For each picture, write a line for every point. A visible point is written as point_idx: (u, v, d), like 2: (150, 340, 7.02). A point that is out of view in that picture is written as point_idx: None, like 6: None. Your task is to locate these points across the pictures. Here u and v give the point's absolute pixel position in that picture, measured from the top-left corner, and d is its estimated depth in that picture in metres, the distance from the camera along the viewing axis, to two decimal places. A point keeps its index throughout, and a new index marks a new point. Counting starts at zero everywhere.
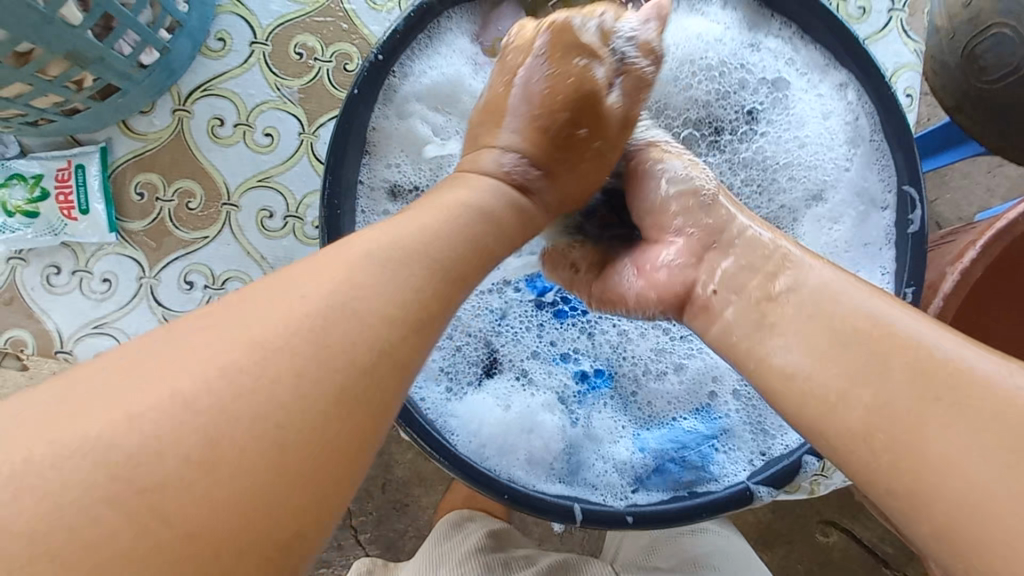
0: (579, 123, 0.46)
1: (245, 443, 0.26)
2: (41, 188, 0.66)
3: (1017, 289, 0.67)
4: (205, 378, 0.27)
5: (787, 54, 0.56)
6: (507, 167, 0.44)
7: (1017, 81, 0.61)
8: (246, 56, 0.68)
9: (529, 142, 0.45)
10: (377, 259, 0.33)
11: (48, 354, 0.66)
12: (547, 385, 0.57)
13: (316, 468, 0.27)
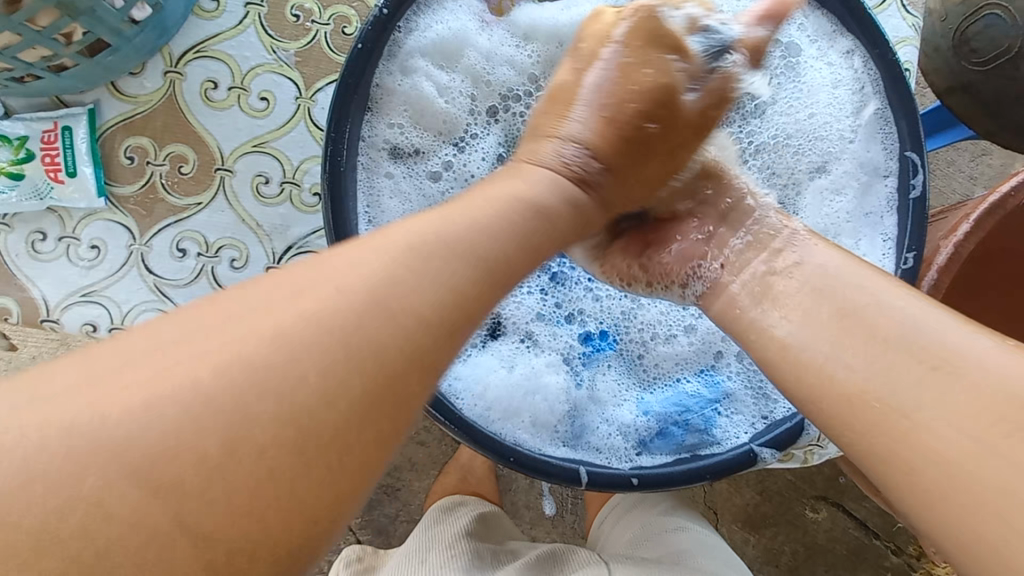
0: (650, 114, 0.45)
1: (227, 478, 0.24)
2: (26, 150, 0.63)
3: (1004, 266, 0.69)
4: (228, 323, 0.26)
5: (798, 19, 0.57)
6: (568, 156, 0.43)
7: (1008, 62, 0.64)
8: (240, 17, 0.66)
9: (598, 133, 0.44)
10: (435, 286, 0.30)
11: (34, 323, 0.64)
12: (553, 348, 0.57)
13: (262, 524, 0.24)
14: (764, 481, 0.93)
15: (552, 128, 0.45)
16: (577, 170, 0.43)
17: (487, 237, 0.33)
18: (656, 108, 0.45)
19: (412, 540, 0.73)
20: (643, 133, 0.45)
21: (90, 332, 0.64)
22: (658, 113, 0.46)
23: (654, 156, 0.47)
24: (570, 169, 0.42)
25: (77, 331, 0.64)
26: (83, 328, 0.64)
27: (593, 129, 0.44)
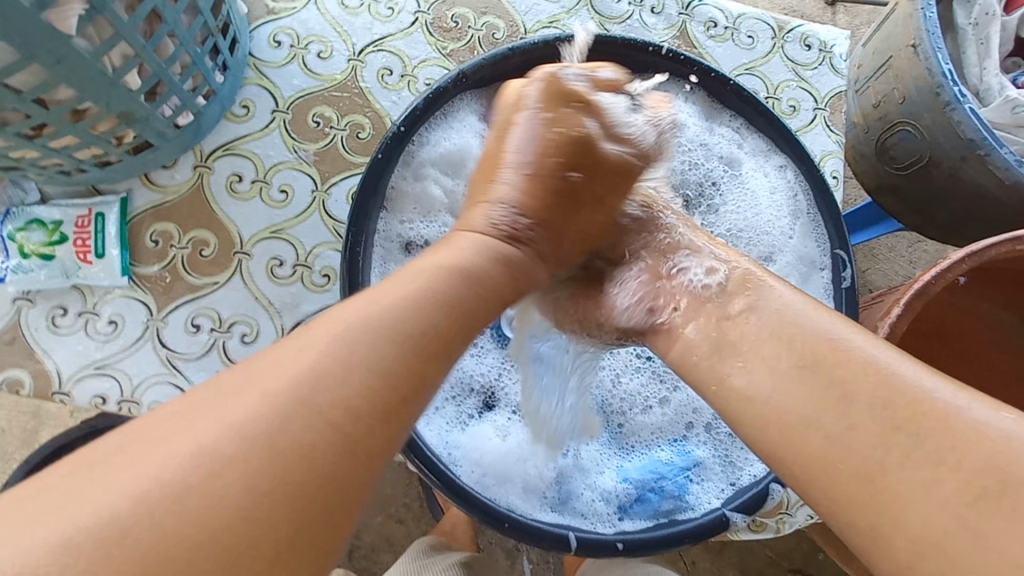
0: (570, 165, 0.49)
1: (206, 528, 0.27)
2: (59, 233, 0.69)
3: (999, 325, 0.70)
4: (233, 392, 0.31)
5: (737, 140, 0.69)
6: (498, 218, 0.47)
7: (920, 168, 0.78)
8: (267, 122, 0.75)
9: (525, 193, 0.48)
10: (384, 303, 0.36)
11: (44, 395, 0.67)
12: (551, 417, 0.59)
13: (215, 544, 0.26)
14: (744, 556, 0.96)
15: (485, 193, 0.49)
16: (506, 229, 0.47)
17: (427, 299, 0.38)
18: (575, 159, 0.49)
19: (398, 569, 0.72)
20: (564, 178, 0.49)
21: (99, 404, 0.67)
22: (578, 159, 0.49)
23: (585, 205, 0.51)
24: (500, 228, 0.46)
25: (87, 404, 0.67)
26: (93, 400, 0.67)
27: (522, 189, 0.48)
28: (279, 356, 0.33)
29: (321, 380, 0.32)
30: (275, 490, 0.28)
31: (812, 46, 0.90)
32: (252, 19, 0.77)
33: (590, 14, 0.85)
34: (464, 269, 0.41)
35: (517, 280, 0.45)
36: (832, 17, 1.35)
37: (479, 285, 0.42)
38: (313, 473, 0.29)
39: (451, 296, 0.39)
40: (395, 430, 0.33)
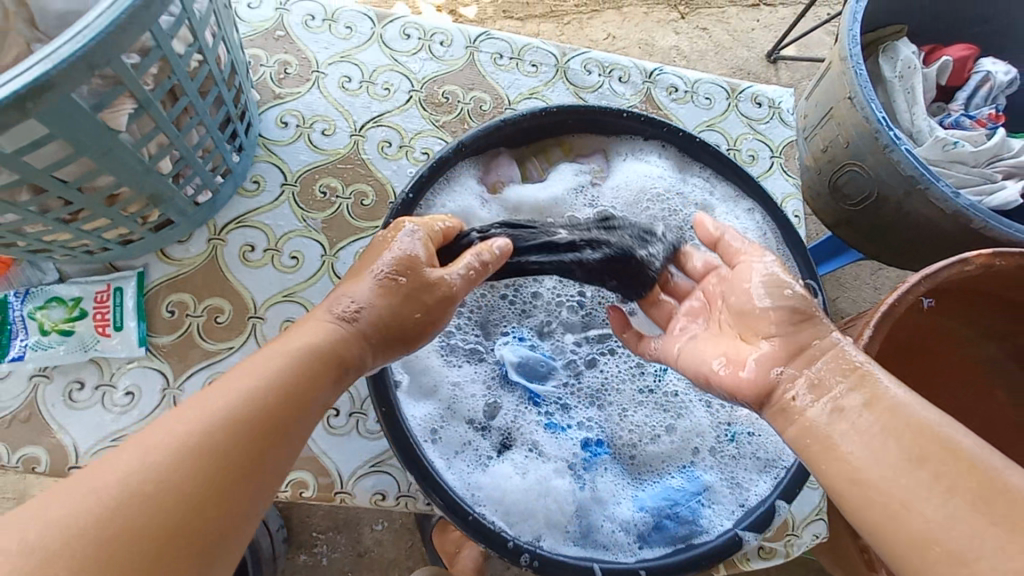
0: (397, 272, 0.52)
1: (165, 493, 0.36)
2: (79, 309, 0.72)
3: (958, 343, 0.77)
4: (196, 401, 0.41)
5: (708, 188, 0.77)
6: (343, 312, 0.51)
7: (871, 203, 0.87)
8: (277, 195, 0.81)
9: (365, 295, 0.52)
10: (307, 339, 0.48)
11: (61, 471, 0.68)
12: (535, 439, 0.65)
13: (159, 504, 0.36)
14: None
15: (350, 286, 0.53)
16: (349, 322, 0.51)
17: (333, 340, 0.49)
18: (400, 268, 0.53)
19: None
20: (393, 285, 0.52)
21: None
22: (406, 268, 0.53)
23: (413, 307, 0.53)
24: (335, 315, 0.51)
25: None
26: None
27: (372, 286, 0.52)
28: (231, 377, 0.44)
29: (225, 412, 0.41)
30: (201, 460, 0.38)
31: (762, 104, 1.02)
32: (261, 103, 0.84)
33: (565, 85, 0.95)
34: (320, 352, 0.48)
35: (346, 362, 0.49)
36: (775, 74, 1.51)
37: (319, 361, 0.47)
38: (204, 467, 0.38)
39: (316, 354, 0.47)
40: (264, 464, 0.41)
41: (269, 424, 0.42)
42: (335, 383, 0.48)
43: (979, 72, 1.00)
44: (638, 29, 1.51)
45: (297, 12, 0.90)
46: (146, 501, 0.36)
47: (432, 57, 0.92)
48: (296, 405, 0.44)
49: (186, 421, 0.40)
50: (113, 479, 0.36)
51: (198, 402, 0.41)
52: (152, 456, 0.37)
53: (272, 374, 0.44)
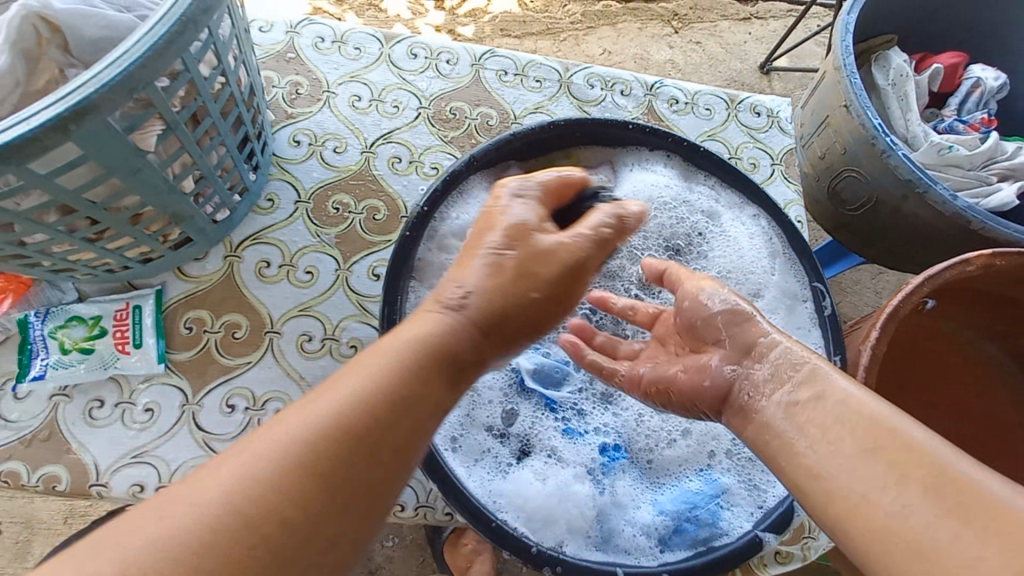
0: (507, 245, 0.51)
1: (265, 502, 0.34)
2: (99, 327, 0.73)
3: (961, 342, 0.78)
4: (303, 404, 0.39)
5: (714, 196, 0.79)
6: (450, 297, 0.49)
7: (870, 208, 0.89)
8: (291, 212, 0.82)
9: (475, 274, 0.50)
10: (416, 333, 0.45)
11: (82, 488, 0.68)
12: (561, 447, 0.66)
13: (264, 512, 0.34)
14: None
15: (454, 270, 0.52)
16: (457, 306, 0.49)
17: (445, 333, 0.46)
18: (511, 239, 0.52)
19: None
20: (501, 262, 0.51)
21: (137, 492, 0.69)
22: (513, 241, 0.52)
23: (530, 279, 0.51)
24: (440, 304, 0.49)
25: (125, 493, 0.69)
26: (131, 489, 0.69)
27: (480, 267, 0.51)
28: (336, 378, 0.41)
29: (330, 416, 0.38)
30: (305, 468, 0.36)
31: (761, 113, 1.04)
32: (274, 123, 0.86)
33: (569, 99, 0.97)
34: (422, 347, 0.45)
35: (455, 349, 0.46)
36: (768, 84, 1.55)
37: (419, 358, 0.44)
38: (310, 474, 0.36)
39: (420, 350, 0.44)
40: (370, 472, 0.38)
41: (376, 430, 0.39)
42: (444, 375, 0.45)
43: (969, 79, 1.03)
44: (633, 44, 1.55)
45: (307, 35, 0.93)
46: (244, 521, 0.33)
47: (439, 75, 0.95)
48: (401, 407, 0.41)
49: (294, 425, 0.37)
50: (215, 493, 0.33)
51: (305, 406, 0.39)
52: (256, 464, 0.35)
53: (378, 373, 0.41)
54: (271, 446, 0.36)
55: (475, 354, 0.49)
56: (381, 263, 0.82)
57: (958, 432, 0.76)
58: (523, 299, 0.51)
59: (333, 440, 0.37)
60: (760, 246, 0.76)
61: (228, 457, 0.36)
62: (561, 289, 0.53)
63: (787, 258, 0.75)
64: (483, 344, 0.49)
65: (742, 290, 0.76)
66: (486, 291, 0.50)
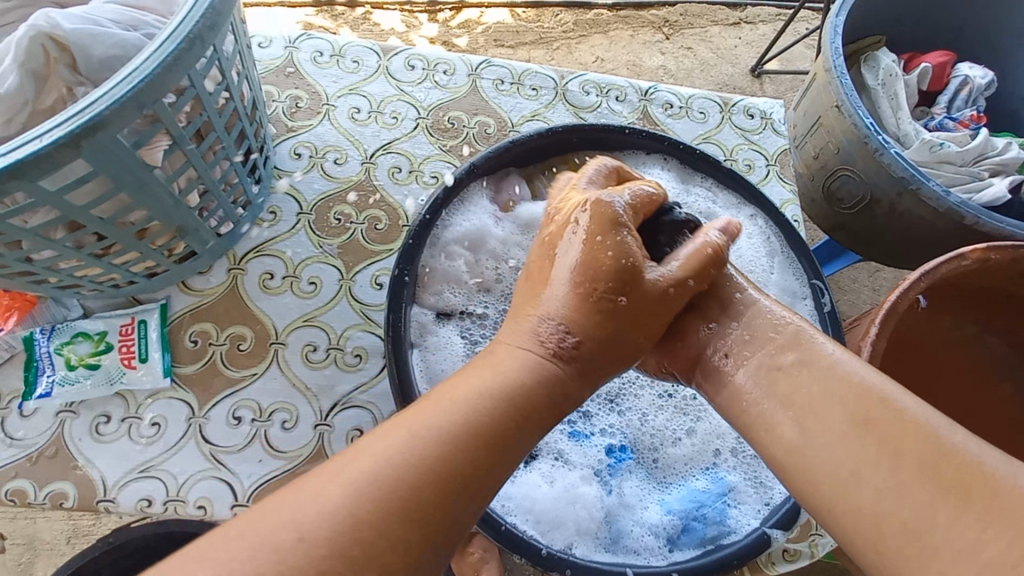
0: (620, 289, 0.49)
1: (365, 546, 0.34)
2: (104, 343, 0.73)
3: (961, 337, 0.79)
4: (407, 440, 0.39)
5: (712, 197, 0.80)
6: (547, 337, 0.47)
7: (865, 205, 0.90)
8: (293, 224, 0.83)
9: (576, 313, 0.48)
10: (511, 374, 0.45)
11: (90, 504, 0.68)
12: (584, 457, 0.66)
13: (365, 556, 0.34)
14: None
15: (539, 306, 0.49)
16: (555, 347, 0.47)
17: (542, 376, 0.46)
18: (621, 283, 0.49)
19: None
20: (613, 304, 0.49)
21: (146, 507, 0.69)
22: (627, 284, 0.49)
23: (632, 324, 0.50)
24: (546, 345, 0.47)
25: (133, 508, 0.69)
26: (139, 503, 0.69)
27: (575, 306, 0.49)
28: (437, 413, 0.41)
29: (433, 461, 0.38)
30: (407, 512, 0.36)
31: (755, 115, 1.06)
32: (276, 136, 0.87)
33: (565, 106, 0.99)
34: (519, 390, 0.44)
35: (555, 399, 0.46)
36: (760, 87, 1.56)
37: (517, 406, 0.43)
38: (412, 522, 0.36)
39: (520, 397, 0.44)
40: (463, 519, 0.38)
41: (472, 477, 0.39)
42: (540, 427, 0.44)
43: (958, 77, 1.05)
44: (626, 51, 1.57)
45: (306, 49, 0.94)
46: (349, 562, 0.33)
47: (437, 85, 0.96)
48: (497, 456, 0.41)
49: (401, 464, 0.37)
50: (323, 528, 0.34)
51: (410, 442, 0.38)
52: (363, 500, 0.35)
53: (477, 415, 0.41)
54: (372, 482, 0.36)
55: (573, 402, 0.48)
56: (384, 272, 0.83)
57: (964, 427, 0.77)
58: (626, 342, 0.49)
59: (434, 483, 0.37)
60: (758, 245, 0.77)
61: (327, 488, 0.36)
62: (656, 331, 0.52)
63: (784, 256, 0.76)
64: (580, 390, 0.48)
65: None
66: (587, 332, 0.48)
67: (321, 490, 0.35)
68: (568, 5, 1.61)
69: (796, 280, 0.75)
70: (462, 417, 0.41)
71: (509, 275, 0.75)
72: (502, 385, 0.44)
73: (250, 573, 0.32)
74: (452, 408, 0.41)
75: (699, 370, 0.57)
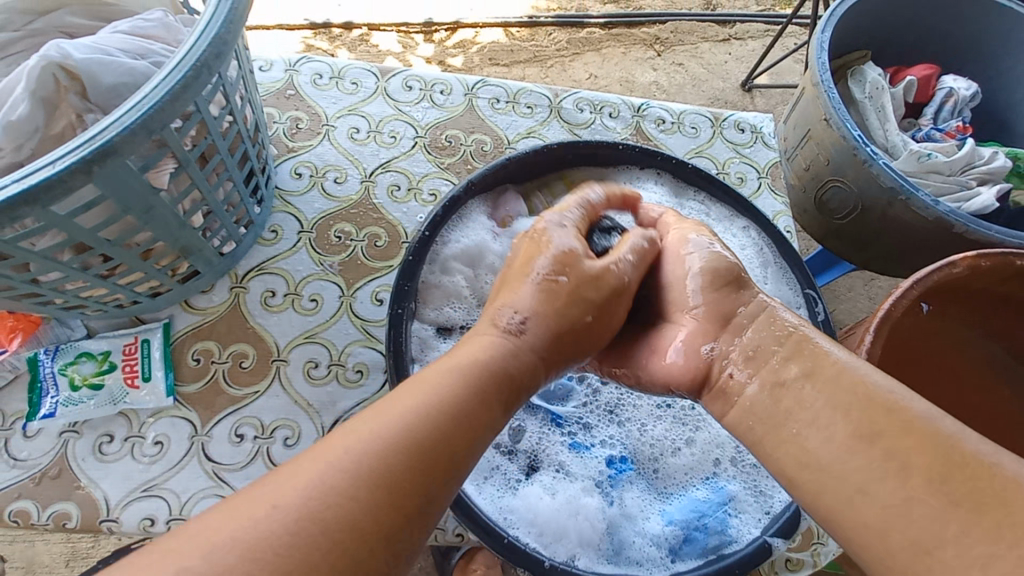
0: (559, 273, 0.54)
1: (332, 508, 0.35)
2: (108, 362, 0.74)
3: (956, 343, 0.80)
4: (374, 414, 0.41)
5: (705, 210, 0.82)
6: (510, 323, 0.51)
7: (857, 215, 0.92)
8: (294, 242, 0.84)
9: (528, 300, 0.53)
10: (471, 355, 0.47)
11: (93, 524, 0.68)
12: (583, 468, 0.66)
13: (332, 518, 0.35)
14: None
15: (502, 299, 0.54)
16: (516, 333, 0.51)
17: (502, 356, 0.48)
18: (560, 269, 0.54)
19: None
20: (554, 286, 0.54)
21: (148, 526, 0.69)
22: (563, 266, 0.55)
23: (579, 306, 0.54)
24: (500, 326, 0.51)
25: (136, 527, 0.69)
26: (142, 522, 0.69)
27: (530, 296, 0.53)
28: (404, 394, 0.43)
29: (396, 426, 0.40)
30: (373, 476, 0.37)
31: (745, 129, 1.08)
32: (277, 157, 0.89)
33: (560, 123, 1.01)
34: (483, 369, 0.46)
35: (514, 370, 0.48)
36: (751, 101, 1.60)
37: (478, 378, 0.46)
38: (378, 485, 0.37)
39: (479, 369, 0.46)
40: (436, 483, 0.39)
41: (440, 445, 0.40)
42: (503, 395, 0.46)
43: (943, 88, 1.08)
44: (618, 68, 1.61)
45: (305, 72, 0.97)
46: (320, 525, 0.34)
47: (434, 105, 0.98)
48: (462, 422, 0.42)
49: (367, 436, 0.39)
50: (293, 497, 0.35)
51: (376, 416, 0.40)
52: (334, 469, 0.37)
53: (440, 391, 0.43)
54: (341, 451, 0.38)
55: (533, 382, 0.50)
56: (384, 288, 0.84)
57: None
58: (576, 322, 0.53)
59: (398, 451, 0.39)
60: (751, 258, 0.78)
61: (302, 464, 0.37)
62: (608, 306, 0.56)
63: (776, 267, 0.77)
64: (541, 368, 0.51)
65: None
66: (537, 311, 0.52)
67: (300, 469, 0.37)
68: (561, 24, 1.65)
69: (790, 291, 0.76)
70: (425, 392, 0.43)
71: None
72: (466, 364, 0.46)
73: (233, 550, 0.32)
74: (417, 387, 0.43)
75: (704, 390, 0.56)
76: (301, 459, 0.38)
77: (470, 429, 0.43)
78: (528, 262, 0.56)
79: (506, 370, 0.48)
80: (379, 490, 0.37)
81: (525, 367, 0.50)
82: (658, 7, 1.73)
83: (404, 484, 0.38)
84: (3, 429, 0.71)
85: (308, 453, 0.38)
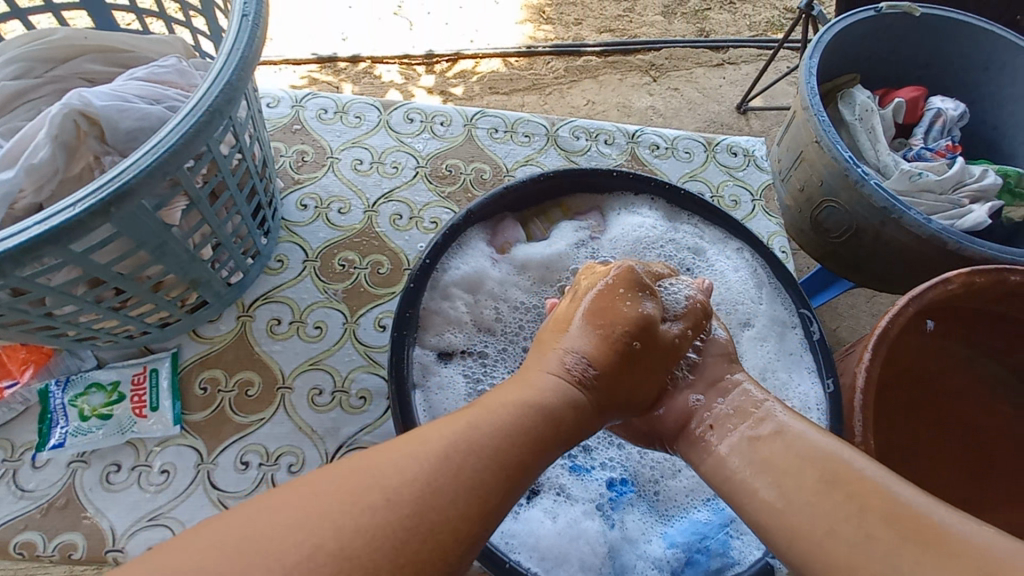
0: (635, 336, 0.56)
1: (405, 496, 0.38)
2: (117, 393, 0.76)
3: (954, 359, 0.81)
4: (450, 424, 0.44)
5: (699, 234, 0.83)
6: (571, 364, 0.53)
7: (850, 235, 0.94)
8: (299, 271, 0.87)
9: (592, 346, 0.54)
10: (542, 381, 0.50)
11: (99, 555, 0.69)
12: (584, 491, 0.67)
13: (415, 503, 0.37)
14: None
15: (558, 341, 0.55)
16: (578, 374, 0.52)
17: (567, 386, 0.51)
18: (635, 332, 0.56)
19: None
20: (629, 348, 0.55)
21: None
22: (640, 332, 0.56)
23: (635, 371, 0.56)
24: (571, 372, 0.52)
25: None
26: None
27: (588, 342, 0.55)
28: (478, 408, 0.46)
29: (485, 445, 0.42)
30: (454, 470, 0.40)
31: (737, 153, 1.11)
32: (283, 189, 0.92)
33: (557, 151, 1.04)
34: (549, 393, 0.49)
35: (579, 420, 0.50)
36: (746, 123, 1.63)
37: (547, 404, 0.48)
38: (459, 479, 0.39)
39: (553, 410, 0.48)
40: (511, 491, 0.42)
41: (512, 454, 0.43)
42: (568, 442, 0.49)
43: (931, 110, 1.10)
44: (615, 94, 1.65)
45: (311, 107, 1.01)
46: (398, 512, 0.37)
47: (434, 135, 1.02)
48: (535, 446, 0.45)
49: (447, 440, 0.42)
50: (373, 482, 0.38)
51: (455, 425, 0.44)
52: (437, 471, 0.39)
53: (513, 408, 0.46)
54: (417, 450, 0.41)
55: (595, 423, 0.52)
56: (387, 314, 0.85)
57: (966, 450, 0.77)
58: (627, 384, 0.55)
59: (476, 454, 0.41)
60: (745, 280, 0.80)
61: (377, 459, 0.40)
62: (654, 374, 0.58)
63: (771, 289, 0.79)
64: (598, 416, 0.53)
65: (727, 318, 0.80)
66: (602, 359, 0.54)
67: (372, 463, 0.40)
68: (558, 53, 1.70)
69: (787, 312, 0.77)
70: (498, 409, 0.46)
71: (506, 314, 0.78)
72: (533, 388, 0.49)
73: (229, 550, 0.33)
74: (490, 404, 0.47)
75: (683, 436, 0.58)
76: (385, 452, 0.41)
77: (538, 444, 0.45)
78: (593, 308, 0.57)
79: (570, 399, 0.50)
80: (457, 486, 0.39)
81: (589, 398, 0.52)
82: (652, 36, 1.79)
83: (479, 483, 0.40)
84: (13, 459, 0.73)
85: (387, 448, 0.41)
